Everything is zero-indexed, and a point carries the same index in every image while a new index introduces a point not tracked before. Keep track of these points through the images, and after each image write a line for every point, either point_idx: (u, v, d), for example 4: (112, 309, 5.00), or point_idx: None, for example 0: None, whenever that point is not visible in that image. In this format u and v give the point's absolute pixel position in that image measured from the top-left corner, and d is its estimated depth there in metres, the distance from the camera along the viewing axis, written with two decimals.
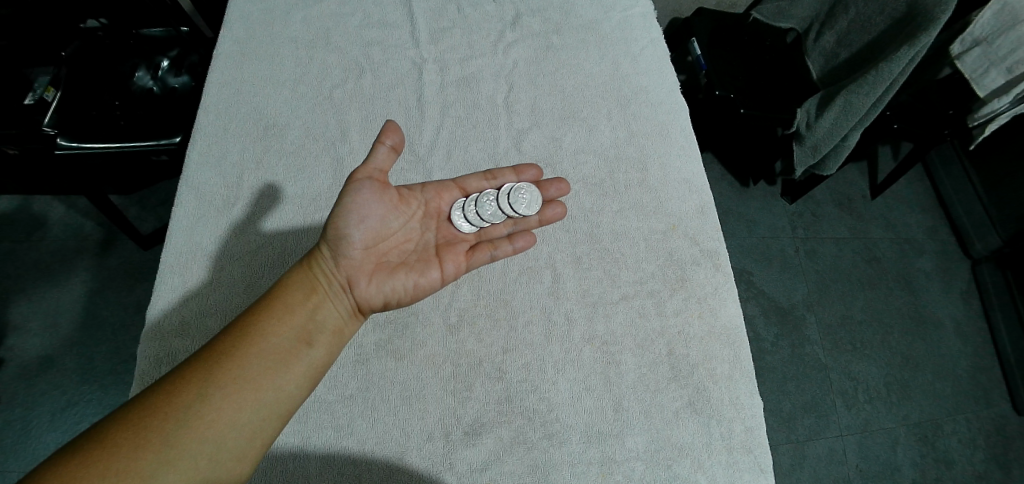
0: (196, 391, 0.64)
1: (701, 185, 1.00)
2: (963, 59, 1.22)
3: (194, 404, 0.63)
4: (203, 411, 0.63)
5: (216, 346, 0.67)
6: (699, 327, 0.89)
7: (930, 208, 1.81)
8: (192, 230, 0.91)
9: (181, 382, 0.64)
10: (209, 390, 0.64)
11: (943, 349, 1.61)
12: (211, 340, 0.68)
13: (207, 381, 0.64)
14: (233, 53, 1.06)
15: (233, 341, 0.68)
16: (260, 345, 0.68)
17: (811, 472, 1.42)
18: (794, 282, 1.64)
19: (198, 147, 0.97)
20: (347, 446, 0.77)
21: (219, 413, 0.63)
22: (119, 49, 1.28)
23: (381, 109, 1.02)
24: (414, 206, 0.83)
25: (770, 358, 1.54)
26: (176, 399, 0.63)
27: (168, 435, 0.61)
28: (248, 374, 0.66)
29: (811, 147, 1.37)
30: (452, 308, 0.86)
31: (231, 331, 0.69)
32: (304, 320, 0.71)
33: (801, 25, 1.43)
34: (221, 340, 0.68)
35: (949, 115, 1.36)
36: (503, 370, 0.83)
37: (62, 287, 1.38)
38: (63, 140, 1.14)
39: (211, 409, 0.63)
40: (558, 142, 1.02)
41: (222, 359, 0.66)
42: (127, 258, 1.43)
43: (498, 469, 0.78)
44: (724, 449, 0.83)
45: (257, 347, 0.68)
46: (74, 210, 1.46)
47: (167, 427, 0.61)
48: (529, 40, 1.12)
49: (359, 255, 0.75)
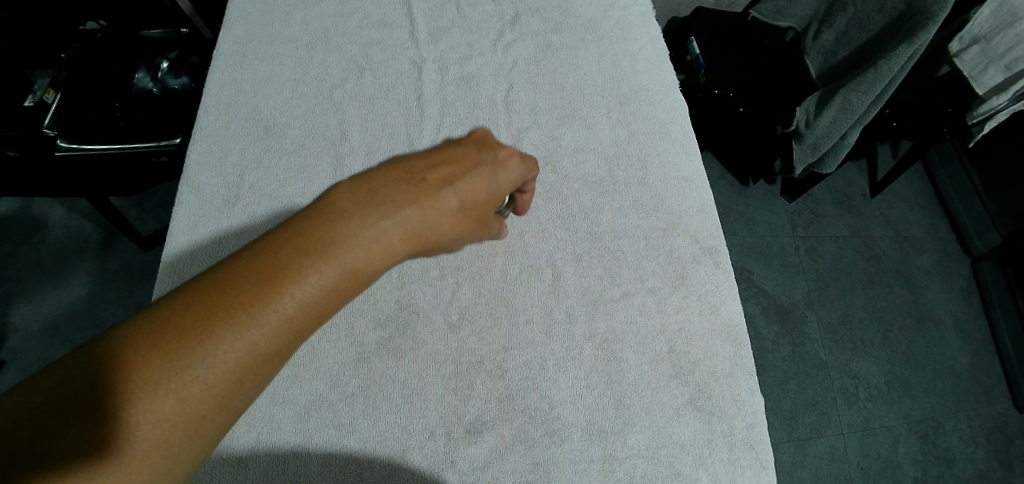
0: (208, 386, 0.50)
1: (700, 182, 1.00)
2: (962, 56, 1.24)
3: (185, 402, 0.49)
4: (220, 406, 0.51)
5: (225, 322, 0.51)
6: (700, 323, 0.89)
7: (929, 207, 1.82)
8: (191, 230, 0.90)
9: (187, 351, 0.49)
10: (203, 381, 0.49)
11: (943, 347, 1.61)
12: (209, 303, 0.51)
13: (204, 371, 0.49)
14: (233, 54, 1.06)
15: (254, 320, 0.52)
16: (292, 328, 0.54)
17: (813, 472, 1.41)
18: (793, 280, 1.64)
19: (199, 147, 0.97)
20: (348, 445, 0.77)
21: (237, 412, 0.52)
22: (117, 51, 1.27)
23: (382, 109, 1.02)
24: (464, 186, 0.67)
25: (770, 357, 1.54)
26: (162, 390, 0.48)
27: (174, 439, 0.49)
28: (277, 363, 0.54)
29: (811, 146, 1.38)
30: (452, 307, 0.86)
31: (253, 305, 0.52)
32: (347, 292, 0.57)
33: (799, 23, 1.44)
34: (234, 311, 0.52)
35: (948, 113, 1.38)
36: (504, 368, 0.83)
37: (62, 288, 1.41)
38: (64, 141, 1.14)
39: (229, 402, 0.51)
40: (557, 140, 1.02)
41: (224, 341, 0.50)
42: (128, 259, 1.46)
43: (500, 467, 0.78)
44: (725, 446, 0.82)
45: (293, 331, 0.54)
46: (75, 211, 1.50)
47: (174, 432, 0.48)
48: (529, 39, 1.12)
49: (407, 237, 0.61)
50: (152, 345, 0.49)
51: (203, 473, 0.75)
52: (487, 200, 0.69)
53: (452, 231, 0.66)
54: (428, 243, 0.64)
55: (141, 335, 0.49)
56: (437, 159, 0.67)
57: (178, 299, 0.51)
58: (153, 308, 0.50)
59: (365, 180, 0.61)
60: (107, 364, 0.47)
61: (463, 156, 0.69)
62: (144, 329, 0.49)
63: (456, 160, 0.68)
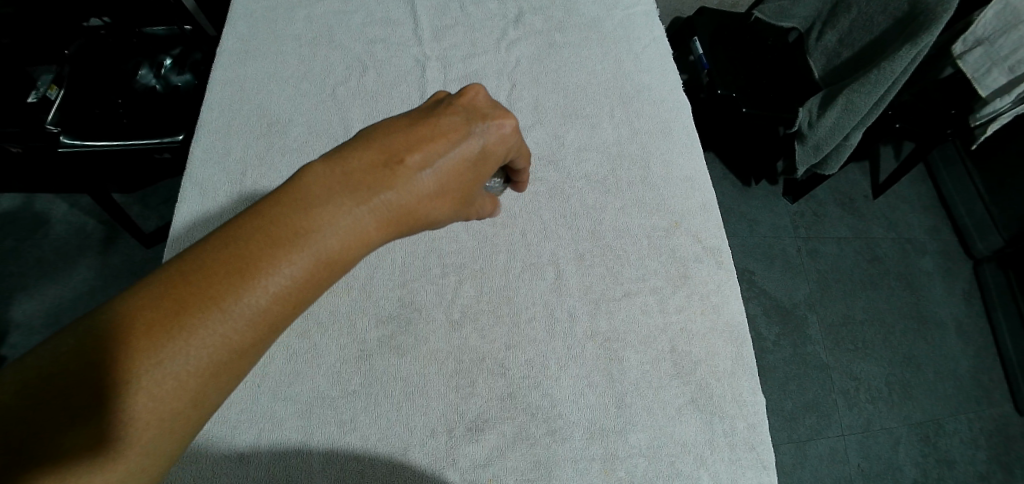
0: (178, 386, 0.46)
1: (703, 182, 1.00)
2: (965, 58, 1.23)
3: (159, 396, 0.45)
4: (197, 401, 0.47)
5: (194, 318, 0.47)
6: (702, 323, 0.89)
7: (931, 209, 1.82)
8: (194, 226, 0.90)
9: (155, 344, 0.45)
10: (175, 375, 0.46)
11: (944, 349, 1.61)
12: (176, 298, 0.47)
13: (175, 364, 0.46)
14: (237, 51, 1.06)
15: (226, 315, 0.48)
16: (269, 321, 0.50)
17: (814, 473, 1.41)
18: (794, 281, 1.64)
19: (202, 143, 0.97)
20: (349, 442, 0.77)
21: (212, 412, 0.49)
22: (123, 48, 1.27)
23: (385, 107, 1.02)
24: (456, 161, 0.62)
25: (771, 358, 1.53)
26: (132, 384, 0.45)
27: (150, 436, 0.45)
28: (253, 360, 0.50)
29: (813, 146, 1.38)
30: (454, 304, 0.86)
31: (223, 299, 0.48)
32: (331, 276, 0.53)
33: (802, 24, 1.44)
34: (207, 302, 0.48)
35: (952, 114, 1.38)
36: (505, 366, 0.83)
37: (64, 284, 1.42)
38: (68, 137, 1.15)
39: (206, 397, 0.48)
40: (560, 139, 1.02)
41: (195, 331, 0.47)
42: (129, 256, 1.47)
43: (501, 465, 0.78)
44: (726, 445, 0.82)
45: (269, 326, 0.50)
46: (77, 208, 1.51)
47: (144, 436, 0.45)
48: (532, 38, 1.12)
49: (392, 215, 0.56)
50: (118, 344, 0.45)
51: (204, 469, 0.74)
52: (473, 177, 0.63)
53: (433, 213, 0.60)
54: (411, 226, 0.59)
55: (104, 335, 0.45)
56: (419, 132, 0.60)
57: (144, 293, 0.47)
58: (115, 303, 0.46)
59: (342, 159, 0.56)
60: (73, 358, 0.44)
61: (449, 127, 0.62)
62: (107, 327, 0.45)
63: (443, 135, 0.61)
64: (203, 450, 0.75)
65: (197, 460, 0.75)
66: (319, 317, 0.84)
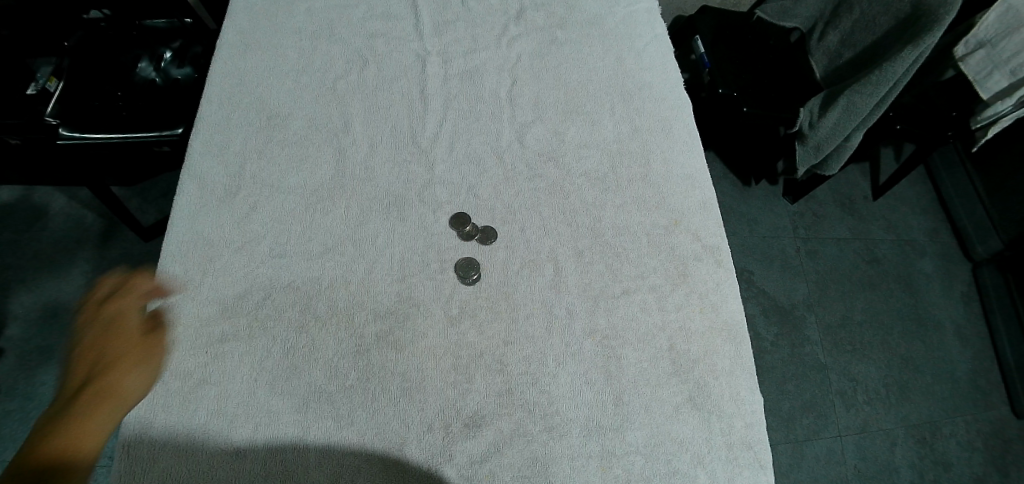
0: None
1: (703, 180, 1.00)
2: (966, 60, 1.22)
3: None
4: None
5: None
6: (700, 322, 0.89)
7: (931, 211, 1.82)
8: (194, 219, 0.89)
9: None
10: None
11: (942, 351, 1.61)
12: None
13: None
14: (236, 44, 1.06)
15: None
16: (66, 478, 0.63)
17: (810, 473, 1.41)
18: (793, 282, 1.64)
19: (200, 136, 0.97)
20: (346, 437, 0.77)
21: None
22: (122, 40, 1.29)
23: (385, 101, 1.02)
24: (108, 320, 0.75)
25: (769, 358, 1.53)
26: None
27: None
28: None
29: (814, 147, 1.37)
30: (452, 301, 0.86)
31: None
32: (81, 441, 0.66)
33: (804, 23, 1.43)
34: None
35: (953, 116, 1.38)
36: (503, 362, 0.83)
37: (63, 277, 1.42)
38: (66, 130, 1.15)
39: None
40: (561, 136, 1.01)
41: None
42: (127, 249, 1.47)
43: (498, 462, 0.77)
44: (724, 445, 0.82)
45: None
46: (76, 201, 1.51)
47: None
48: (533, 34, 1.12)
49: (99, 381, 0.71)
50: None
51: (202, 462, 0.75)
52: (155, 335, 0.78)
53: (139, 377, 0.74)
54: (125, 393, 0.73)
55: None
56: (98, 317, 0.75)
57: None
58: None
59: (66, 372, 0.72)
60: None
61: (112, 310, 0.76)
62: None
63: (106, 313, 0.76)
64: (200, 443, 0.76)
65: (195, 453, 0.75)
66: (317, 311, 0.84)
